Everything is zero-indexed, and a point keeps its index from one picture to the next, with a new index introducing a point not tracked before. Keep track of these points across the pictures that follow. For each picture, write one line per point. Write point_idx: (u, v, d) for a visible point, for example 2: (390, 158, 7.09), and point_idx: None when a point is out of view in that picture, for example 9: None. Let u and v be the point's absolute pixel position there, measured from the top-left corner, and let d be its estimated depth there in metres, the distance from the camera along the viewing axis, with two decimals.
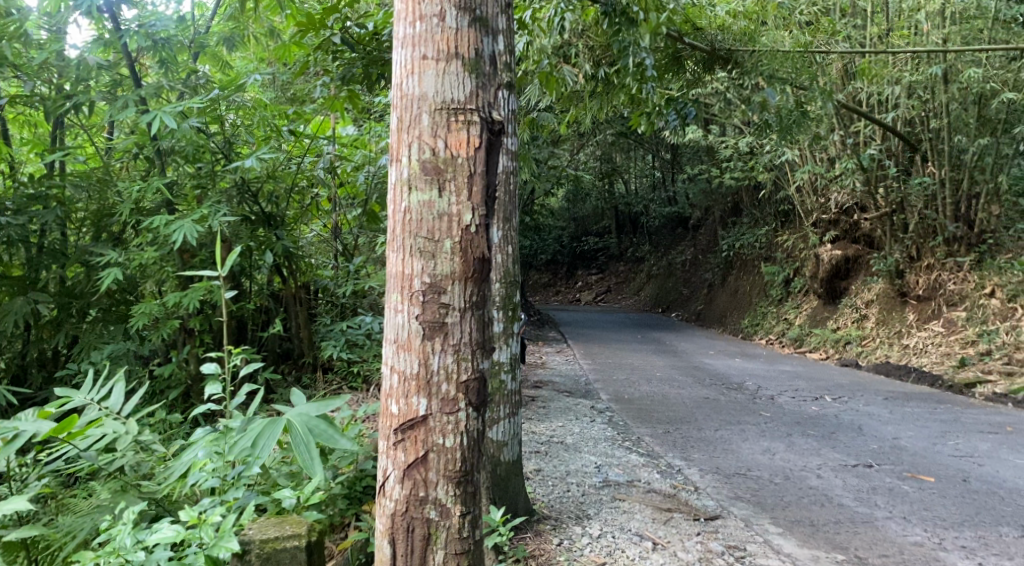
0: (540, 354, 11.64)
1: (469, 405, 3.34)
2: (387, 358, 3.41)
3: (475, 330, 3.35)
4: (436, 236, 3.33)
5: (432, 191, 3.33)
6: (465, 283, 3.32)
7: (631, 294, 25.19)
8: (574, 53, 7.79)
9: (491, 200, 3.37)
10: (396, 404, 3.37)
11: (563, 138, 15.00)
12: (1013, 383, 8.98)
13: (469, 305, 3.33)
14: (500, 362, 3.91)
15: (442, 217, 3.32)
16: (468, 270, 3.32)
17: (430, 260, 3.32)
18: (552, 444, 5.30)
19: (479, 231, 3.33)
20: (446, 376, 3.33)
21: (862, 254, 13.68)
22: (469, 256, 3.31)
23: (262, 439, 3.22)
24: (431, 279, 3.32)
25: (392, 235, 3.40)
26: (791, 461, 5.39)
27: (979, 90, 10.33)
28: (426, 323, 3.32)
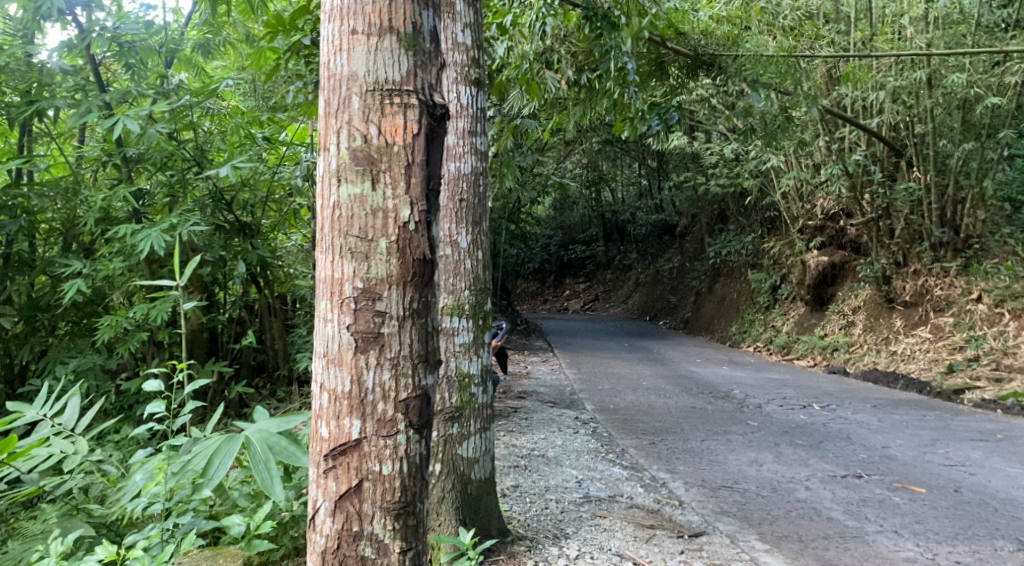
0: (525, 363, 11.49)
1: (412, 427, 2.78)
2: (315, 374, 2.83)
3: (417, 342, 2.77)
4: (368, 234, 2.73)
5: (364, 182, 2.74)
6: (404, 286, 2.75)
7: (618, 302, 25.09)
8: (556, 59, 7.65)
9: (435, 192, 2.79)
10: (325, 426, 2.79)
11: (548, 146, 14.88)
12: (1003, 389, 8.87)
13: (410, 312, 2.76)
14: (469, 374, 3.72)
15: (376, 212, 2.73)
16: (409, 272, 2.74)
17: (363, 263, 2.74)
18: (532, 457, 5.12)
19: (421, 226, 2.75)
20: (382, 395, 2.75)
21: (848, 261, 13.63)
22: (409, 254, 2.74)
23: (217, 458, 3.05)
24: (364, 284, 2.74)
25: (319, 233, 2.82)
26: (778, 472, 5.24)
27: (963, 95, 10.27)
28: (359, 334, 2.74)
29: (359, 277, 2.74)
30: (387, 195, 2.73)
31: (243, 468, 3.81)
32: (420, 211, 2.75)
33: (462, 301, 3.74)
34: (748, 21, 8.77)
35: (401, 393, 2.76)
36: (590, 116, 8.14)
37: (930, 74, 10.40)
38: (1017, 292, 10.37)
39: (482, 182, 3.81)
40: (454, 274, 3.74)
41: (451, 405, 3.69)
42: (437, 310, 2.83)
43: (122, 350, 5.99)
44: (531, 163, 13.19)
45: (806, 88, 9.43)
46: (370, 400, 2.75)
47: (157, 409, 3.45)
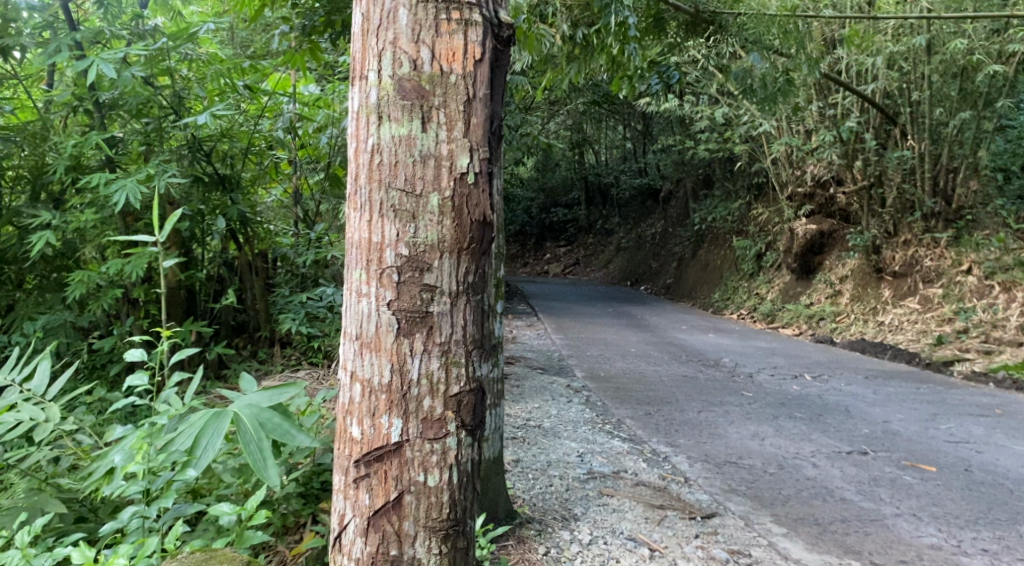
0: (510, 327, 11.26)
1: (463, 427, 2.79)
2: (348, 361, 2.83)
3: (470, 321, 2.79)
4: (416, 188, 2.73)
5: (412, 121, 2.73)
6: (459, 252, 2.75)
7: (599, 267, 24.86)
8: (551, 12, 7.29)
9: (494, 137, 2.79)
10: (357, 426, 2.80)
11: (534, 106, 14.50)
12: (993, 361, 8.77)
13: (464, 285, 2.76)
14: None
15: (427, 162, 2.73)
16: (464, 237, 2.74)
17: (408, 224, 2.73)
18: (529, 428, 4.90)
19: (480, 181, 2.75)
20: (429, 386, 2.76)
21: (836, 230, 13.47)
22: (465, 216, 2.74)
23: (203, 439, 2.77)
24: (409, 252, 2.74)
25: (356, 187, 2.81)
26: (782, 447, 5.05)
27: (964, 63, 10.01)
28: (402, 314, 2.74)
29: (404, 243, 2.74)
30: (441, 140, 2.73)
31: (230, 440, 3.53)
32: (480, 162, 2.75)
33: None
34: None
35: (452, 387, 2.77)
36: (584, 74, 7.78)
37: (930, 40, 10.10)
38: (1008, 264, 10.23)
39: None
40: None
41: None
42: (491, 281, 2.85)
43: (95, 307, 5.67)
44: (518, 122, 12.84)
45: (807, 50, 9.08)
46: (414, 394, 2.75)
47: (141, 381, 3.14)
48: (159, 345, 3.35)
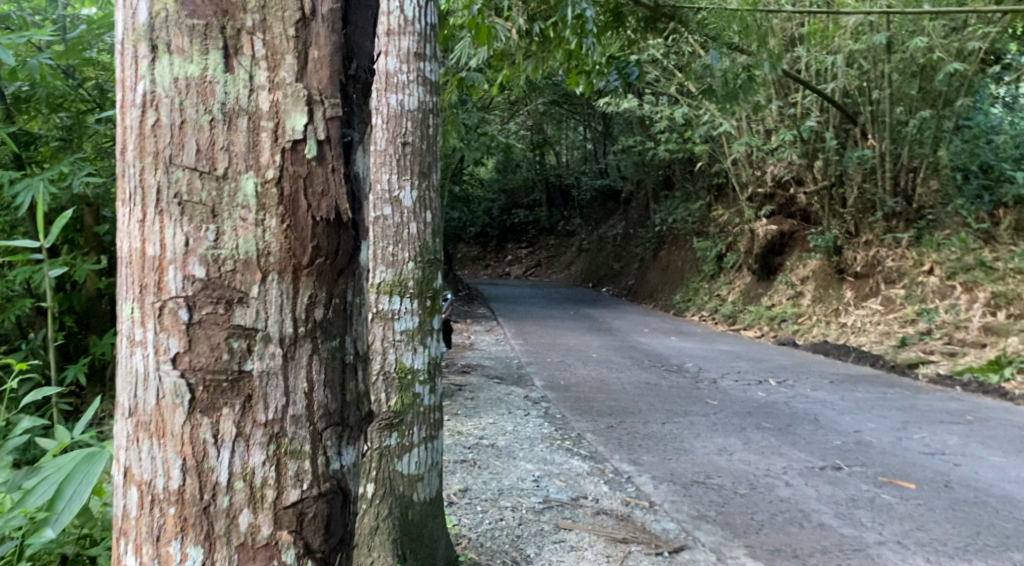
0: (467, 333, 10.86)
1: (310, 556, 1.57)
2: (119, 451, 1.59)
3: (324, 375, 1.60)
4: (217, 165, 1.52)
5: (210, 54, 1.51)
6: (296, 271, 1.55)
7: (560, 269, 24.58)
8: (506, 6, 6.78)
9: (354, 80, 1.61)
10: (132, 554, 1.55)
11: (492, 104, 14.09)
12: (958, 363, 8.54)
13: (313, 323, 1.57)
14: (413, 370, 3.11)
15: (234, 123, 1.52)
16: (300, 244, 1.54)
17: (206, 228, 1.51)
18: (481, 450, 4.52)
19: (332, 150, 1.57)
20: (249, 496, 1.53)
21: (797, 230, 13.32)
22: (301, 203, 1.54)
23: (70, 486, 2.26)
24: (206, 274, 1.51)
25: (122, 166, 1.57)
26: (752, 463, 4.72)
27: (924, 61, 9.83)
28: (200, 376, 1.51)
29: (197, 256, 1.51)
30: (259, 87, 1.53)
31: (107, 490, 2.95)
32: (330, 121, 1.56)
33: (406, 276, 3.13)
34: None
35: (289, 494, 1.56)
36: (541, 70, 7.39)
37: (890, 39, 9.95)
38: (969, 265, 10.05)
39: (431, 120, 3.22)
40: (393, 240, 3.13)
41: (388, 410, 3.06)
42: (357, 313, 1.68)
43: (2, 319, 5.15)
44: (476, 121, 12.43)
45: (770, 48, 8.80)
46: (222, 508, 1.52)
47: None
48: (8, 383, 2.75)
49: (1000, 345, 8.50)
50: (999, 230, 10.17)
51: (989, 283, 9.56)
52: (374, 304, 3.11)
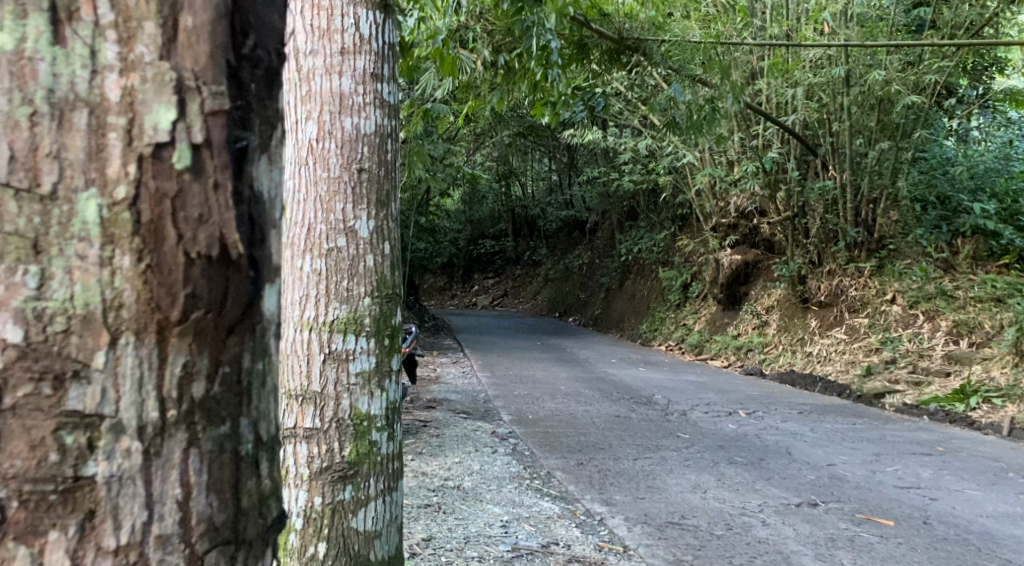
0: (432, 366, 10.64)
1: None
2: None
3: (206, 472, 1.24)
4: (39, 180, 1.11)
5: (29, 19, 1.11)
6: (161, 337, 1.19)
7: (527, 299, 24.47)
8: (471, 38, 6.66)
9: (250, 62, 1.29)
10: None
11: (458, 136, 13.98)
12: (924, 392, 8.50)
13: (192, 401, 1.22)
14: (370, 416, 2.95)
15: (67, 124, 1.13)
16: (169, 296, 1.18)
17: (21, 272, 1.10)
18: (446, 493, 4.34)
19: (217, 156, 1.22)
20: None
21: (761, 260, 13.33)
22: (170, 234, 1.18)
23: None
24: (23, 337, 1.10)
25: None
26: (727, 502, 4.56)
27: (882, 94, 9.84)
28: (14, 488, 1.09)
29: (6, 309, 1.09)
30: (105, 67, 1.15)
31: None
32: (213, 118, 1.21)
33: (361, 313, 2.96)
34: (673, 7, 8.15)
35: None
36: (507, 101, 7.28)
37: (848, 71, 9.95)
38: (931, 293, 10.11)
39: (389, 145, 3.09)
40: (348, 274, 2.96)
41: (343, 460, 2.90)
42: (260, 380, 1.33)
43: None
44: (441, 152, 12.29)
45: (734, 80, 8.82)
46: None
47: None
48: None
49: (965, 374, 8.49)
50: (958, 258, 10.58)
51: (950, 312, 9.62)
52: (327, 344, 2.92)
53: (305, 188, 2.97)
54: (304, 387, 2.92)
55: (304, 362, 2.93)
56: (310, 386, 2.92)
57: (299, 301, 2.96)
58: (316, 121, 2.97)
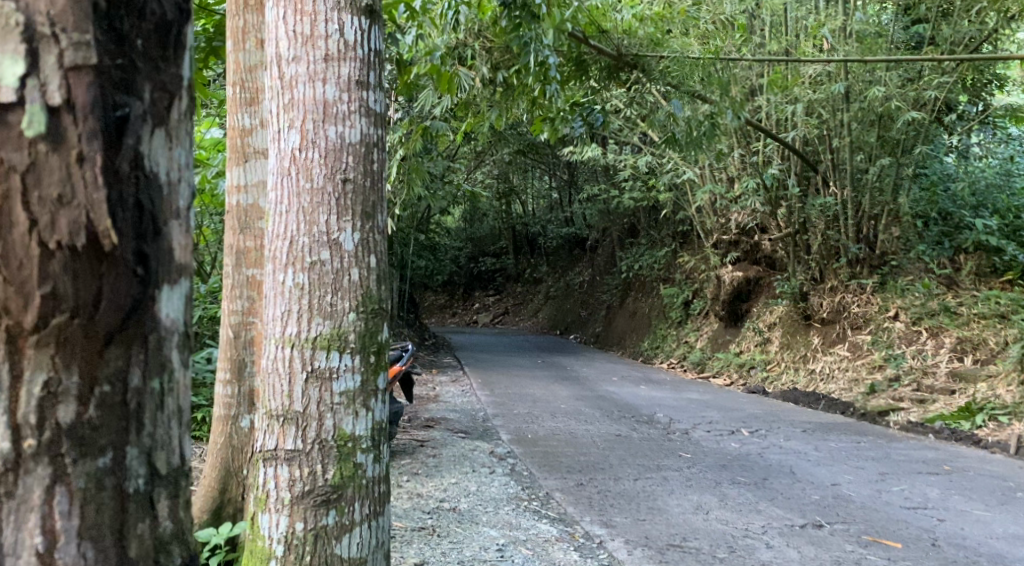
0: (431, 384, 10.52)
1: None
2: None
3: (76, 517, 1.32)
4: None
5: None
6: (17, 346, 1.27)
7: (528, 316, 24.36)
8: (470, 55, 6.64)
9: (122, 66, 1.32)
10: None
11: (457, 153, 13.94)
12: (929, 410, 8.38)
13: (54, 431, 1.29)
14: (354, 438, 2.88)
15: None
16: (18, 299, 1.25)
17: None
18: (441, 515, 4.25)
19: (79, 120, 1.26)
20: None
21: (763, 276, 13.23)
22: (20, 218, 1.24)
23: None
24: None
25: None
26: (729, 523, 4.45)
27: (883, 109, 9.76)
28: None
29: None
30: None
31: None
32: (73, 73, 1.25)
33: (346, 329, 2.89)
34: (671, 22, 8.07)
35: None
36: (506, 119, 7.23)
37: (848, 88, 9.89)
38: (934, 310, 9.99)
39: (375, 155, 3.01)
40: (331, 290, 2.89)
41: (326, 484, 2.85)
42: (152, 410, 1.41)
43: None
44: (441, 169, 12.20)
45: (734, 95, 8.75)
46: None
47: None
48: None
49: (970, 392, 8.38)
50: (961, 274, 10.51)
51: (954, 329, 9.51)
52: (309, 362, 2.87)
53: (287, 200, 2.94)
54: (286, 406, 2.89)
55: (286, 381, 2.90)
56: (292, 405, 2.88)
57: (281, 317, 2.92)
58: (300, 130, 2.93)
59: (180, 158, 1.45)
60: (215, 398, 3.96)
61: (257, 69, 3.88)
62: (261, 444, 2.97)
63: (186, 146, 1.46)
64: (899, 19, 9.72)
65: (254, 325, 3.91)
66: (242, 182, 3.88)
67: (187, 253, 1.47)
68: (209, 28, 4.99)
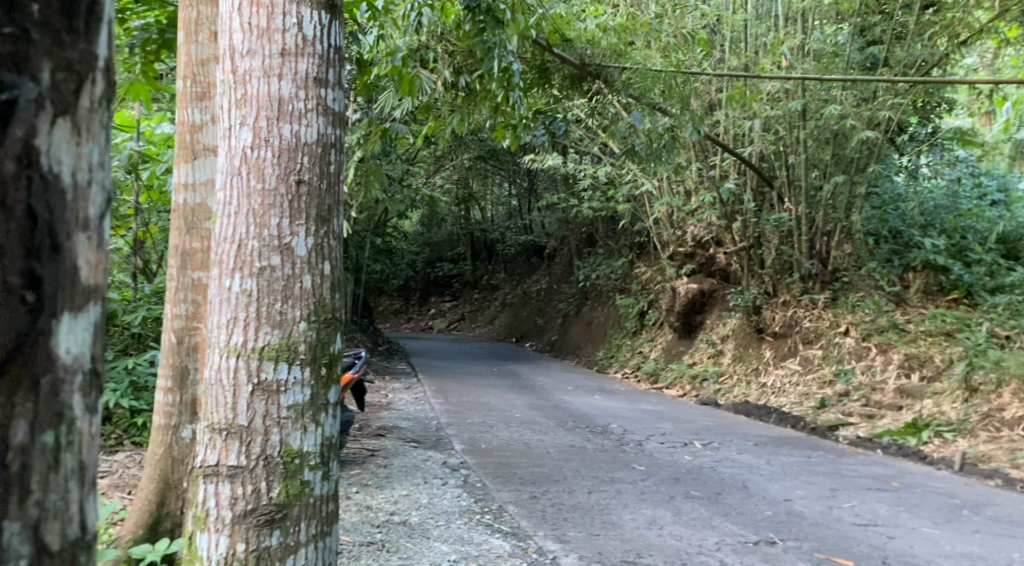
0: (383, 391, 10.36)
1: None
2: None
3: None
4: None
5: None
6: None
7: (484, 323, 24.24)
8: (432, 58, 6.56)
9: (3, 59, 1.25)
10: None
11: (416, 157, 13.80)
12: (876, 425, 8.47)
13: None
14: (302, 454, 2.77)
15: None
16: None
17: None
18: (390, 529, 4.14)
19: None
20: None
21: (717, 289, 13.29)
22: None
23: None
24: None
25: None
26: (683, 539, 4.42)
27: (837, 128, 9.88)
28: None
29: None
30: None
31: None
32: None
33: (295, 339, 2.77)
34: (634, 35, 8.07)
35: None
36: (468, 123, 7.16)
37: (804, 107, 9.99)
38: (883, 326, 10.12)
39: (332, 156, 2.90)
40: (281, 297, 2.77)
41: (270, 503, 2.73)
42: (40, 471, 1.32)
43: None
44: (399, 173, 12.06)
45: (694, 109, 8.77)
46: None
47: None
48: None
49: (916, 408, 8.50)
50: (909, 292, 10.68)
51: (903, 346, 9.62)
52: (255, 374, 2.75)
53: (236, 200, 2.82)
54: (229, 420, 2.76)
55: (230, 393, 2.77)
56: (236, 419, 2.76)
57: (226, 325, 2.80)
58: (253, 127, 2.81)
59: (92, 153, 1.35)
60: (155, 406, 3.80)
61: (209, 62, 3.73)
62: (202, 460, 2.83)
63: (100, 139, 1.36)
64: (856, 40, 9.66)
65: (199, 330, 3.76)
66: (190, 179, 3.75)
67: (98, 273, 1.38)
68: (162, 20, 4.83)
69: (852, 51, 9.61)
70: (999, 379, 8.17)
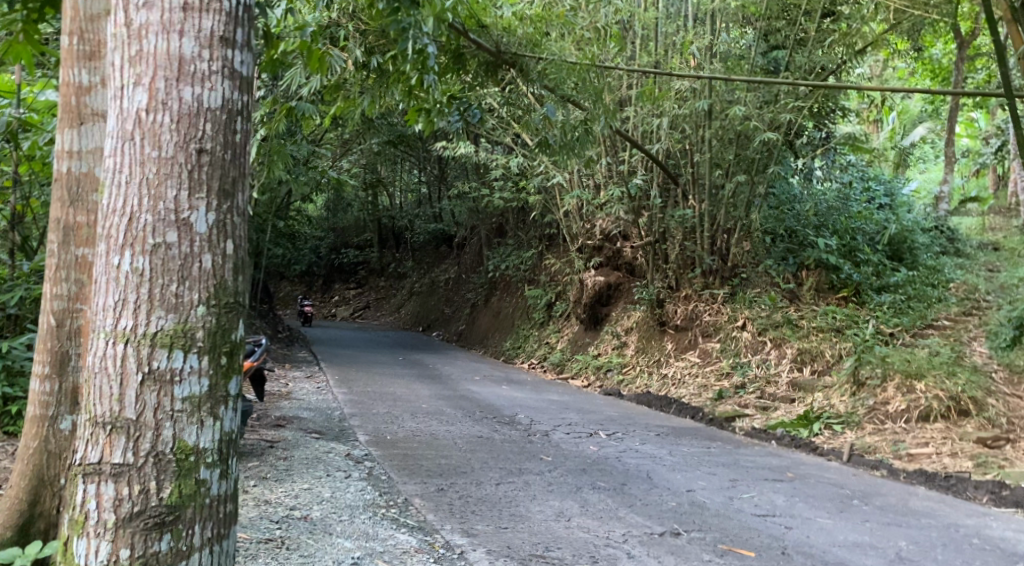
0: (284, 380, 10.03)
1: None
2: None
3: None
4: None
5: None
6: None
7: (389, 311, 23.93)
8: (342, 35, 6.32)
9: None
10: None
11: (323, 139, 13.41)
12: (771, 417, 8.71)
13: None
14: (198, 450, 2.58)
15: None
16: None
17: None
18: (290, 526, 3.96)
19: None
20: None
21: (623, 282, 13.33)
22: None
23: None
24: None
25: None
26: (590, 531, 4.40)
27: (741, 128, 10.05)
28: None
29: None
30: None
31: None
32: None
33: (192, 325, 2.58)
34: (550, 25, 7.99)
35: None
36: (378, 106, 6.94)
37: (710, 105, 10.13)
38: (777, 322, 10.40)
39: (238, 125, 2.70)
40: (177, 277, 2.57)
41: (161, 504, 2.54)
42: None
43: None
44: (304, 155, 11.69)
45: (606, 102, 8.78)
46: None
47: None
48: None
49: (808, 401, 8.80)
50: (802, 289, 11.04)
51: (796, 340, 9.93)
52: (145, 362, 2.54)
53: (128, 168, 2.59)
54: (116, 412, 2.55)
55: (116, 383, 2.55)
56: (123, 412, 2.54)
57: (114, 308, 2.57)
58: (150, 89, 2.59)
59: None
60: (30, 395, 3.52)
61: (101, 18, 3.43)
62: (81, 457, 2.60)
63: None
64: (759, 44, 9.75)
65: (82, 313, 3.50)
66: (76, 147, 3.47)
67: None
68: None
69: (756, 55, 9.74)
70: (884, 373, 8.42)
